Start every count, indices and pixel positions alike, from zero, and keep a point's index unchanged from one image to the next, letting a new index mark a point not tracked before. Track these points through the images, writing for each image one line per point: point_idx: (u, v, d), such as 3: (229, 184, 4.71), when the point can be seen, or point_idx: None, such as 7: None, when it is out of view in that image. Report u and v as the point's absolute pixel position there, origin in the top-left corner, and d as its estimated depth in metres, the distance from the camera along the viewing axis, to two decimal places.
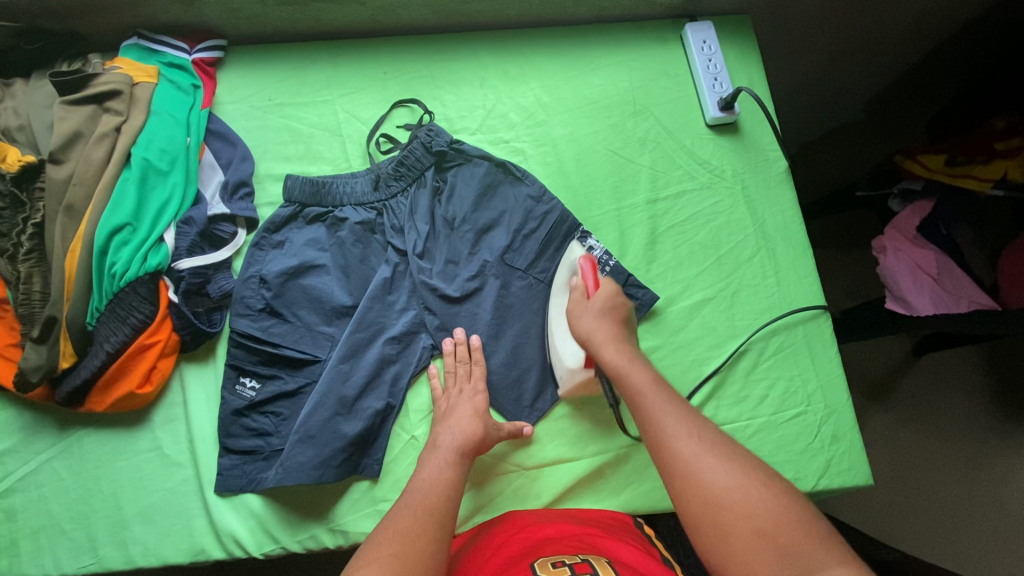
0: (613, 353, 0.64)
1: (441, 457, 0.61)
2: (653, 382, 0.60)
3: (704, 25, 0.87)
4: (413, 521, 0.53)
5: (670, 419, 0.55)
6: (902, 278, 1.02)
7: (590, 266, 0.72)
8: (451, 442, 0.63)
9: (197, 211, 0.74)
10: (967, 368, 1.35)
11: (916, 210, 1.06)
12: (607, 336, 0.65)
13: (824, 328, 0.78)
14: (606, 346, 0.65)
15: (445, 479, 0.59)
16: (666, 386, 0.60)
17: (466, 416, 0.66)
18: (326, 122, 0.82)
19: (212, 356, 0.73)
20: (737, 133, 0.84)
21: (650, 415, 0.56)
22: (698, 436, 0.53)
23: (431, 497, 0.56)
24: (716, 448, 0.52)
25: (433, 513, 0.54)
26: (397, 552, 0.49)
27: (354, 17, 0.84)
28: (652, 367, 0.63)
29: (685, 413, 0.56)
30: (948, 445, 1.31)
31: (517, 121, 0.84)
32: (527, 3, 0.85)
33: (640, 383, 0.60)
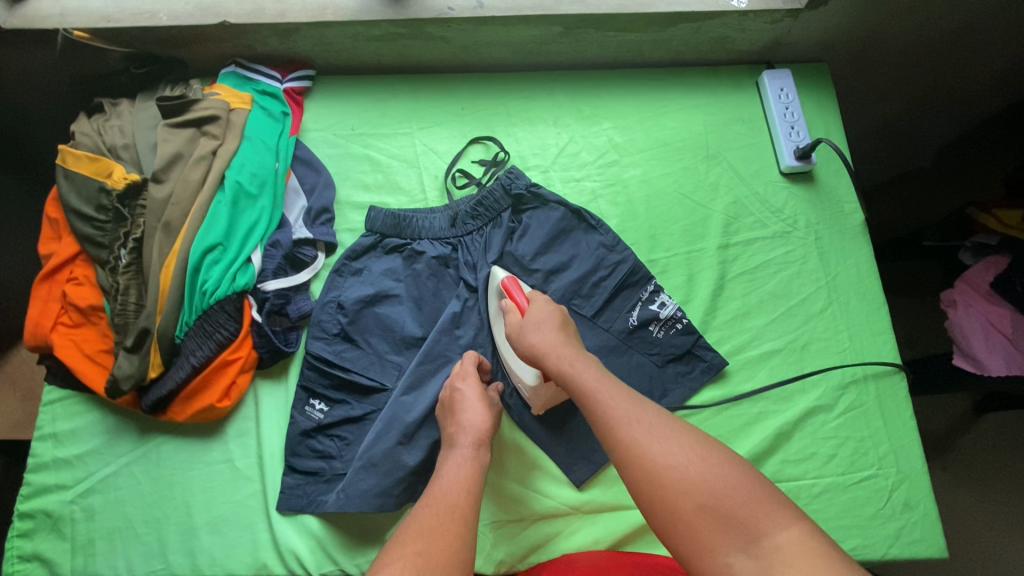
0: (557, 357, 0.60)
1: (459, 459, 0.64)
2: (600, 378, 0.56)
3: (782, 73, 0.87)
4: (436, 521, 0.54)
5: (617, 400, 0.53)
6: (972, 334, 1.03)
7: (514, 283, 0.71)
8: (466, 439, 0.66)
9: (283, 234, 0.77)
10: None
11: (989, 266, 1.06)
12: (551, 342, 0.61)
13: (898, 387, 0.75)
14: (550, 353, 0.60)
15: (464, 478, 0.61)
16: (612, 376, 0.57)
17: (474, 406, 0.68)
18: (405, 153, 0.86)
19: (285, 375, 0.75)
20: (812, 183, 0.83)
21: (595, 399, 0.54)
22: (638, 419, 0.51)
23: (451, 493, 0.59)
24: (669, 426, 0.51)
25: (454, 506, 0.57)
26: (423, 548, 0.51)
27: (438, 54, 0.88)
28: (596, 362, 0.59)
29: (627, 394, 0.54)
30: (1011, 512, 1.24)
31: (589, 160, 0.86)
32: (605, 46, 0.87)
33: (586, 381, 0.56)
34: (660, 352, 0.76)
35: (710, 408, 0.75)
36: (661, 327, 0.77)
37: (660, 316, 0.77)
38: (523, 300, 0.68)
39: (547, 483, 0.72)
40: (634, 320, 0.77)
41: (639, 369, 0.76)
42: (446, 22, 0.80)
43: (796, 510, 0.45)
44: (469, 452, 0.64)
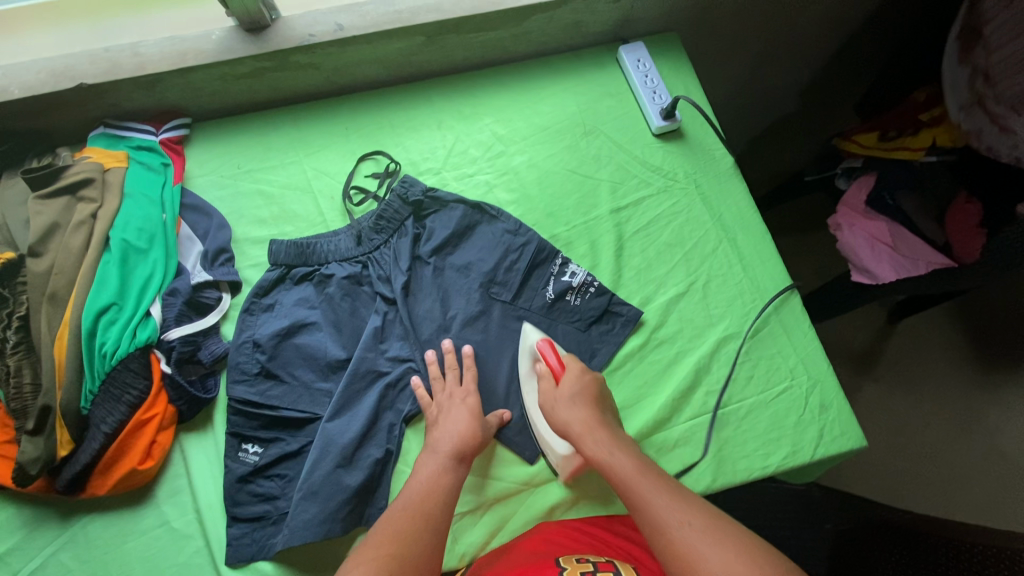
0: (593, 444, 0.65)
1: (431, 461, 0.65)
2: (637, 470, 0.62)
3: (635, 46, 0.94)
4: (408, 521, 0.57)
5: (664, 504, 0.58)
6: (861, 251, 1.15)
7: (549, 346, 0.75)
8: (446, 446, 0.66)
9: (180, 282, 0.75)
10: (927, 329, 1.58)
11: (862, 186, 1.20)
12: (584, 426, 0.67)
13: (795, 306, 0.82)
14: (586, 436, 0.66)
15: (433, 486, 0.62)
16: (651, 471, 0.62)
17: (459, 419, 0.69)
18: (296, 181, 0.86)
19: (210, 424, 0.73)
20: (682, 138, 0.90)
21: (641, 499, 0.59)
22: (688, 523, 0.56)
23: (424, 494, 0.60)
24: (709, 529, 0.55)
25: (423, 515, 0.58)
26: (391, 555, 0.53)
27: (313, 82, 0.89)
28: (633, 452, 0.65)
29: (673, 494, 0.59)
30: (920, 402, 1.51)
31: (478, 156, 0.90)
32: (471, 48, 0.91)
33: (625, 471, 0.62)
34: (581, 318, 0.80)
35: (632, 359, 0.79)
36: (577, 294, 0.81)
37: (573, 285, 0.81)
38: (558, 367, 0.73)
39: (495, 467, 0.74)
40: (551, 294, 0.81)
41: (566, 339, 0.79)
42: (310, 48, 0.82)
43: None
44: (449, 462, 0.65)
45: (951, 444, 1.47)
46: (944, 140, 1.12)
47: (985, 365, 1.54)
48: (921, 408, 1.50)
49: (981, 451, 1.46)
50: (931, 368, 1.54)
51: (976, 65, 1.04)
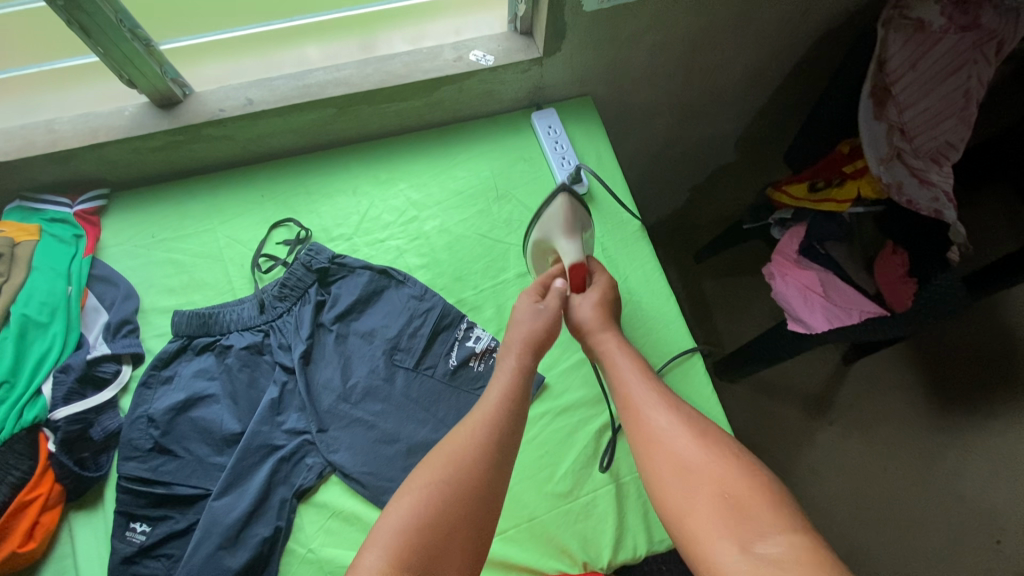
0: (605, 338, 0.72)
1: (512, 370, 0.69)
2: (635, 367, 0.67)
3: (547, 112, 0.97)
4: (466, 436, 0.61)
5: (657, 409, 0.62)
6: (794, 300, 1.15)
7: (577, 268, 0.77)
8: (521, 342, 0.71)
9: (76, 357, 0.75)
10: (883, 370, 1.56)
11: (794, 235, 1.20)
12: (597, 325, 0.73)
13: (697, 368, 0.81)
14: (598, 333, 0.73)
15: (504, 399, 0.65)
16: (648, 368, 0.68)
17: (527, 318, 0.74)
18: (209, 250, 0.88)
19: (101, 501, 0.73)
20: (592, 202, 0.92)
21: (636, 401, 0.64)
22: (676, 431, 0.59)
23: (496, 415, 0.63)
24: (691, 424, 0.59)
25: (472, 429, 0.62)
26: (441, 479, 0.56)
27: (230, 152, 0.92)
28: (635, 354, 0.70)
29: (666, 398, 0.63)
30: (876, 447, 1.49)
31: (391, 221, 0.91)
32: (386, 117, 0.94)
33: (628, 374, 0.67)
34: (483, 385, 0.80)
35: (534, 427, 0.79)
36: (479, 360, 0.81)
37: (476, 351, 0.81)
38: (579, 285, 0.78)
39: None
40: (454, 361, 0.81)
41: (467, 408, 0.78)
42: (221, 122, 0.85)
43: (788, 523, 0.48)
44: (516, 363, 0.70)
45: (907, 491, 1.44)
46: (868, 191, 1.13)
47: (941, 407, 1.52)
48: (878, 453, 1.48)
49: (938, 497, 1.44)
50: (887, 411, 1.52)
51: (890, 122, 1.05)
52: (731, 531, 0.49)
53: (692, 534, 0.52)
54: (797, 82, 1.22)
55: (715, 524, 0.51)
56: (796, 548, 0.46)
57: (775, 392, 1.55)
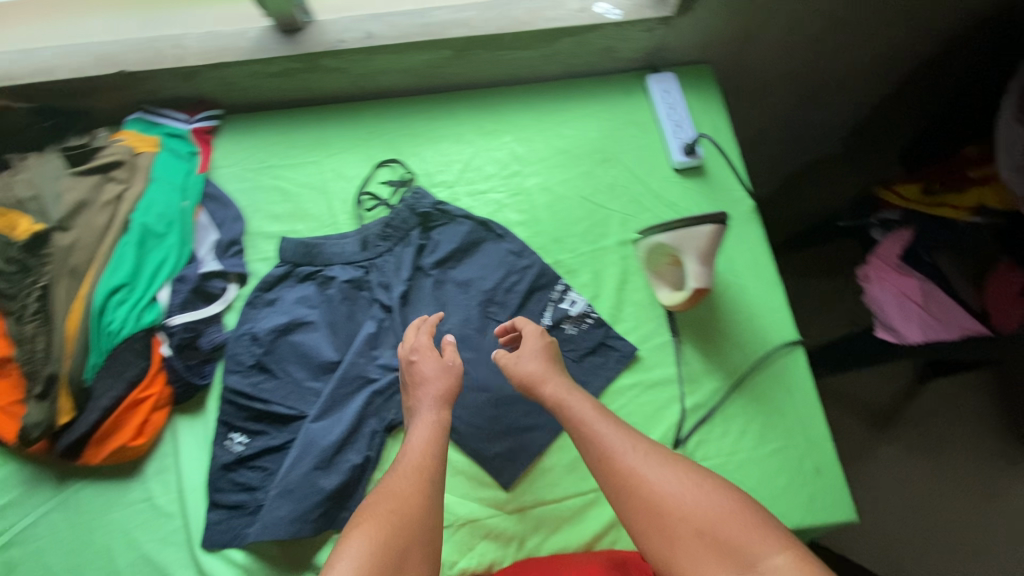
0: (552, 386, 0.67)
1: (429, 428, 0.65)
2: (596, 409, 0.64)
3: (666, 76, 0.92)
4: (404, 491, 0.57)
5: (619, 447, 0.59)
6: (889, 308, 1.07)
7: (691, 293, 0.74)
8: (432, 400, 0.68)
9: (190, 269, 0.79)
10: (957, 391, 1.48)
11: (897, 240, 1.11)
12: (544, 374, 0.68)
13: (799, 362, 0.78)
14: (547, 381, 0.68)
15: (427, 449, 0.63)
16: (604, 409, 0.65)
17: (437, 377, 0.69)
18: (314, 182, 0.88)
19: (202, 409, 0.76)
20: (703, 176, 0.88)
21: (593, 445, 0.60)
22: (648, 465, 0.57)
23: (422, 473, 0.60)
24: (655, 458, 0.58)
25: (421, 484, 0.59)
26: (393, 522, 0.54)
27: (342, 85, 0.91)
28: (582, 393, 0.67)
29: (626, 430, 0.62)
30: (941, 470, 1.43)
31: (492, 173, 0.90)
32: (499, 65, 0.91)
33: (585, 415, 0.64)
34: (575, 348, 0.78)
35: (625, 397, 0.76)
36: (573, 323, 0.79)
37: (570, 315, 0.80)
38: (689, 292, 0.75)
39: (471, 487, 0.73)
40: (547, 321, 0.80)
41: None
42: (339, 53, 0.84)
43: (780, 537, 0.50)
44: (433, 417, 0.66)
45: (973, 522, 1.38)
46: (993, 201, 1.07)
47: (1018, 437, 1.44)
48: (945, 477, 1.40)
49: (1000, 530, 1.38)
50: (955, 433, 1.45)
51: None
52: (721, 570, 0.49)
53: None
54: (931, 72, 1.12)
55: (704, 567, 0.50)
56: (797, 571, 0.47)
57: (839, 399, 1.49)
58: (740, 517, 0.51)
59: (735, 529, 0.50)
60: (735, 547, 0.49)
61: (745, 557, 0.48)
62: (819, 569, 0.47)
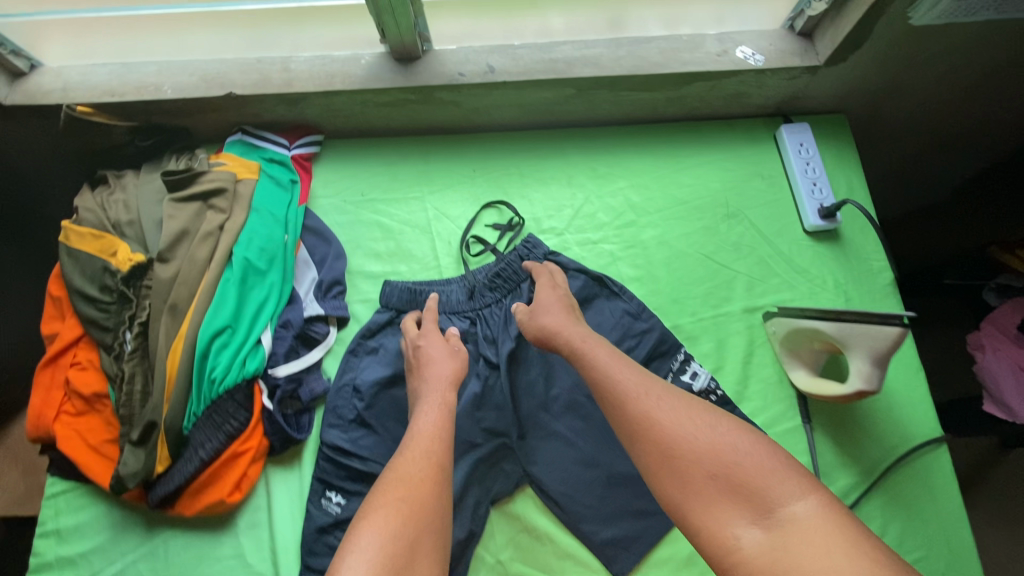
0: (569, 333, 0.66)
1: (438, 406, 0.64)
2: (611, 355, 0.62)
3: (801, 127, 0.85)
4: (414, 472, 0.56)
5: (638, 394, 0.56)
6: (1002, 380, 0.96)
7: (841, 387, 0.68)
8: (439, 378, 0.66)
9: (293, 313, 0.74)
10: None
11: (1017, 306, 1.00)
12: (559, 323, 0.67)
13: (943, 461, 0.71)
14: (563, 333, 0.66)
15: (436, 428, 0.61)
16: (625, 357, 0.62)
17: (443, 357, 0.69)
18: (417, 219, 0.84)
19: (298, 461, 0.72)
20: (837, 241, 0.81)
21: (611, 393, 0.58)
22: (664, 407, 0.53)
23: (429, 450, 0.58)
24: (671, 399, 0.54)
25: (436, 462, 0.57)
26: (402, 499, 0.52)
27: (449, 117, 0.86)
28: (602, 341, 0.64)
29: (640, 374, 0.59)
30: None
31: (605, 221, 0.84)
32: (619, 105, 0.85)
33: (599, 359, 0.61)
34: None
35: None
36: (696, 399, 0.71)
37: (694, 389, 0.72)
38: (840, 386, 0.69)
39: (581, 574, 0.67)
40: None
41: None
42: (457, 88, 0.78)
43: (808, 481, 0.45)
44: (438, 403, 0.64)
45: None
46: None
47: None
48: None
49: None
50: None
51: None
52: (733, 509, 0.45)
53: (702, 535, 0.46)
54: None
55: (719, 510, 0.46)
56: (820, 516, 0.42)
57: None
58: (766, 465, 0.46)
59: (755, 473, 0.46)
60: (756, 493, 0.45)
61: (765, 502, 0.44)
62: (846, 514, 0.42)
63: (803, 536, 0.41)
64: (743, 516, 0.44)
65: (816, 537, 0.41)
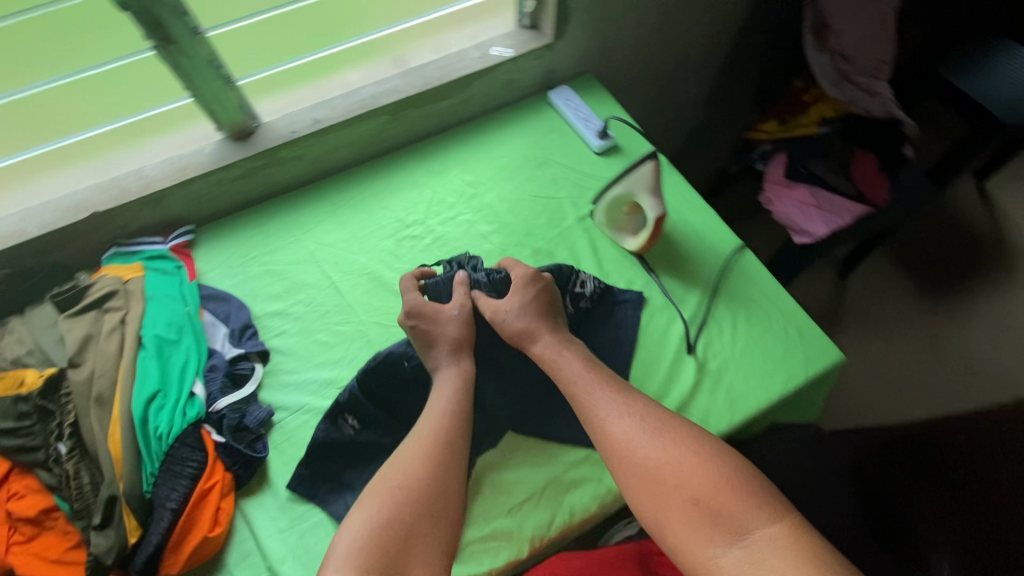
0: (546, 346, 0.77)
1: (450, 384, 0.75)
2: (586, 369, 0.73)
3: (561, 89, 1.13)
4: (414, 463, 0.67)
5: (621, 418, 0.67)
6: (793, 215, 1.33)
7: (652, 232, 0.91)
8: (446, 372, 0.76)
9: (217, 358, 0.83)
10: (873, 278, 1.74)
11: (778, 164, 1.39)
12: (535, 325, 0.78)
13: (750, 258, 0.95)
14: (539, 331, 0.78)
15: (439, 423, 0.71)
16: (602, 373, 0.73)
17: (457, 326, 0.79)
18: (301, 256, 0.96)
19: (267, 482, 0.77)
20: (621, 151, 1.07)
21: (594, 419, 0.68)
22: (649, 436, 0.64)
23: (431, 446, 0.69)
24: (649, 425, 0.65)
25: (432, 452, 0.68)
26: (397, 505, 0.63)
27: (300, 172, 1.02)
28: (584, 359, 0.75)
29: (621, 397, 0.70)
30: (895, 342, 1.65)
31: (454, 201, 1.02)
32: (429, 118, 1.07)
33: (575, 377, 0.73)
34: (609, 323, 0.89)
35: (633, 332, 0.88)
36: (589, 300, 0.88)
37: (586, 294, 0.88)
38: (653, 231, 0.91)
39: (540, 456, 0.80)
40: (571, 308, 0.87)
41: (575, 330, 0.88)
42: (294, 142, 0.96)
43: (778, 512, 0.56)
44: (447, 383, 0.75)
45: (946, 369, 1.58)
46: (829, 112, 1.36)
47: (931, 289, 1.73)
48: (910, 330, 1.67)
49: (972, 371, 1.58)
50: (880, 311, 1.69)
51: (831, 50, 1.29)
52: (712, 536, 0.56)
53: (675, 544, 0.58)
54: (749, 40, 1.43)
55: (691, 528, 0.57)
56: (782, 541, 0.54)
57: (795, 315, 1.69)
58: (741, 495, 0.57)
59: (728, 501, 0.57)
60: (728, 515, 0.56)
61: (741, 527, 0.55)
62: (814, 546, 0.53)
63: (771, 557, 0.53)
64: (723, 540, 0.55)
65: (781, 561, 0.52)
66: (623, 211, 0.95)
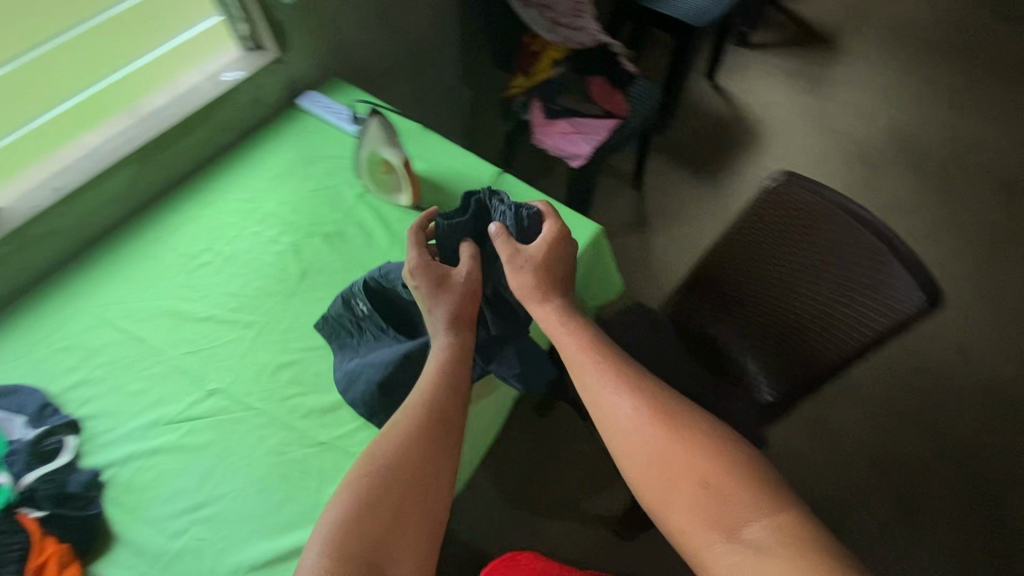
0: (545, 310, 0.81)
1: (440, 354, 0.77)
2: (583, 344, 0.77)
3: (307, 94, 1.23)
4: (398, 435, 0.70)
5: (612, 388, 0.73)
6: (561, 145, 1.56)
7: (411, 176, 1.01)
8: (448, 334, 0.79)
9: (17, 442, 0.78)
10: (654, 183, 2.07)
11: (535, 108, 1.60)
12: (529, 292, 0.81)
13: (510, 178, 1.09)
14: (536, 293, 0.81)
15: (429, 383, 0.74)
16: (599, 346, 0.77)
17: (464, 297, 0.81)
18: (89, 322, 0.94)
19: (111, 538, 0.76)
20: None
21: (590, 393, 0.74)
22: (642, 417, 0.70)
23: (423, 416, 0.71)
24: (635, 397, 0.71)
25: (416, 422, 0.70)
26: (383, 488, 0.66)
27: (63, 245, 1.00)
28: (592, 330, 0.80)
29: (618, 371, 0.74)
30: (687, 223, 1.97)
31: (235, 220, 1.05)
32: (184, 155, 1.10)
33: (576, 357, 0.77)
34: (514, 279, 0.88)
35: None
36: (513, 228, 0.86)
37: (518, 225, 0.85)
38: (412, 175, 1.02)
39: None
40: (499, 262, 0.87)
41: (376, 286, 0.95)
42: (42, 215, 0.95)
43: (772, 507, 0.60)
44: (444, 340, 0.78)
45: None
46: (557, 54, 1.58)
47: (700, 174, 2.09)
48: (693, 211, 2.00)
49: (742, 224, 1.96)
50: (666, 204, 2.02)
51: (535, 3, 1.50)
52: (710, 531, 0.61)
53: (674, 524, 0.64)
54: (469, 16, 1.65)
55: (690, 517, 0.63)
56: (778, 531, 0.58)
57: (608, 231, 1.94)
58: (755, 501, 0.61)
59: (738, 490, 0.62)
60: (731, 514, 0.61)
61: (741, 532, 0.59)
62: (811, 540, 0.57)
63: (772, 554, 0.56)
64: (723, 536, 0.60)
65: (775, 557, 0.56)
66: (382, 171, 1.04)
